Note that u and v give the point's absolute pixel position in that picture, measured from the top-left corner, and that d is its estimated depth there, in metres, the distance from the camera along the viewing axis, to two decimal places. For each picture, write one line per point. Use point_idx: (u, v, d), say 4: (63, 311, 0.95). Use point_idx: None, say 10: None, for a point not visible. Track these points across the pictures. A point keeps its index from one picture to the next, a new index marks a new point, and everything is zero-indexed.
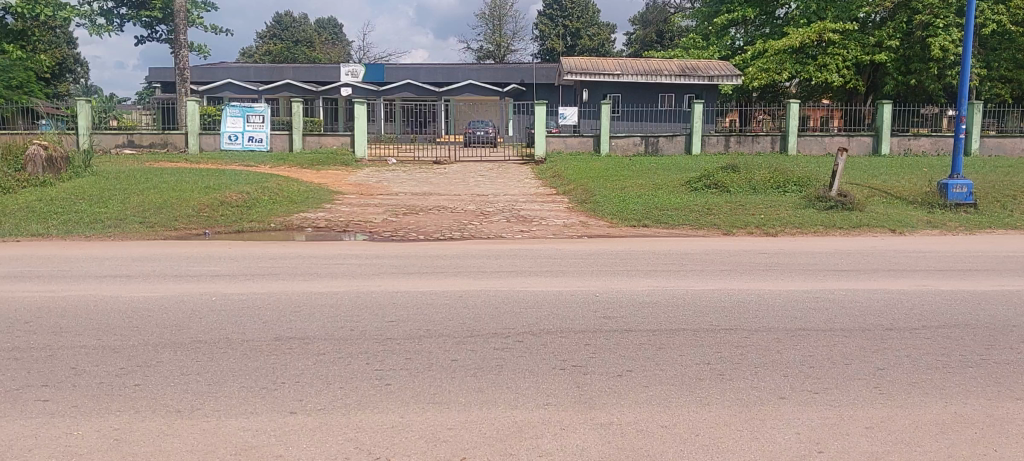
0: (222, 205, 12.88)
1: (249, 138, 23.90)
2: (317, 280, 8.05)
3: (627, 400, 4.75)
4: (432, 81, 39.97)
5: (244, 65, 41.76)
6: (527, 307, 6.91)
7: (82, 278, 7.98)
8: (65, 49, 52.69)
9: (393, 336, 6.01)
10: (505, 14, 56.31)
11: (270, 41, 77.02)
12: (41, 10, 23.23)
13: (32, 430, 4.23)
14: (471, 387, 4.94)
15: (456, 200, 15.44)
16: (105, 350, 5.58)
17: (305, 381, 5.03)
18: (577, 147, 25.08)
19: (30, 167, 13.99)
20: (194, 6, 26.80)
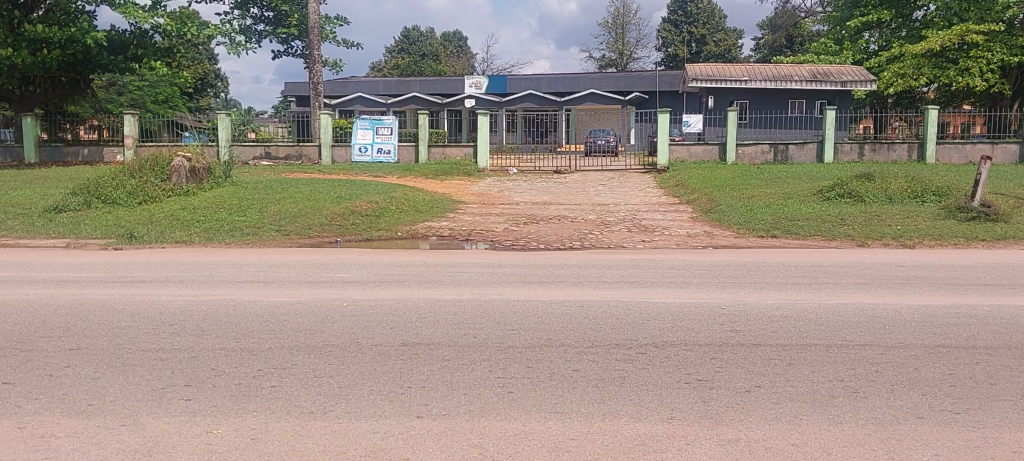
0: (352, 214, 13.28)
1: (378, 150, 24.61)
2: (441, 287, 8.21)
3: (755, 416, 4.62)
4: (554, 91, 40.21)
5: (373, 79, 43.09)
6: (651, 318, 6.83)
7: (223, 284, 8.36)
8: (209, 66, 55.74)
9: (516, 344, 6.05)
10: (628, 22, 56.00)
11: (398, 55, 79.30)
12: (188, 29, 24.51)
13: (176, 428, 4.45)
14: (595, 398, 4.90)
15: (577, 209, 15.44)
16: (245, 351, 5.85)
17: (429, 387, 5.11)
18: (701, 156, 24.68)
19: (175, 177, 14.80)
20: (327, 22, 27.74)
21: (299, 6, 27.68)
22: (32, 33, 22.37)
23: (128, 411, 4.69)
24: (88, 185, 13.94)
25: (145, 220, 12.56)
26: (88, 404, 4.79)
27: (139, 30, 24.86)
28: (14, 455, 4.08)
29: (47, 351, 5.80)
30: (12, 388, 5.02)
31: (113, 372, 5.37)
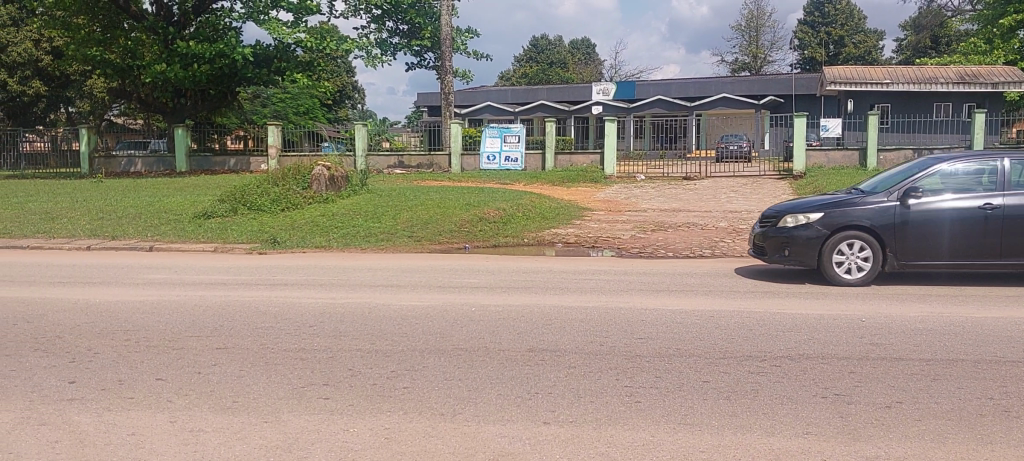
0: (481, 221, 13.48)
1: (505, 159, 24.89)
2: (569, 295, 8.23)
3: (896, 433, 4.43)
4: (684, 96, 39.73)
5: (502, 88, 43.78)
6: (784, 330, 6.63)
7: (357, 287, 8.67)
8: (345, 78, 57.86)
9: (643, 353, 6.01)
10: (762, 24, 54.65)
11: (526, 64, 80.10)
12: (327, 44, 25.48)
13: (315, 425, 4.64)
14: (724, 410, 4.82)
15: (708, 217, 15.17)
16: (379, 353, 6.04)
17: (556, 393, 5.14)
18: (839, 162, 23.81)
19: (316, 185, 15.44)
20: (459, 34, 28.29)
21: (433, 20, 28.35)
22: (184, 49, 23.83)
23: (271, 408, 4.93)
24: (234, 193, 14.65)
25: (287, 226, 13.16)
26: (235, 401, 5.05)
27: (282, 45, 25.92)
28: (167, 447, 4.34)
29: (196, 349, 6.16)
30: (164, 384, 5.35)
31: (258, 371, 5.65)
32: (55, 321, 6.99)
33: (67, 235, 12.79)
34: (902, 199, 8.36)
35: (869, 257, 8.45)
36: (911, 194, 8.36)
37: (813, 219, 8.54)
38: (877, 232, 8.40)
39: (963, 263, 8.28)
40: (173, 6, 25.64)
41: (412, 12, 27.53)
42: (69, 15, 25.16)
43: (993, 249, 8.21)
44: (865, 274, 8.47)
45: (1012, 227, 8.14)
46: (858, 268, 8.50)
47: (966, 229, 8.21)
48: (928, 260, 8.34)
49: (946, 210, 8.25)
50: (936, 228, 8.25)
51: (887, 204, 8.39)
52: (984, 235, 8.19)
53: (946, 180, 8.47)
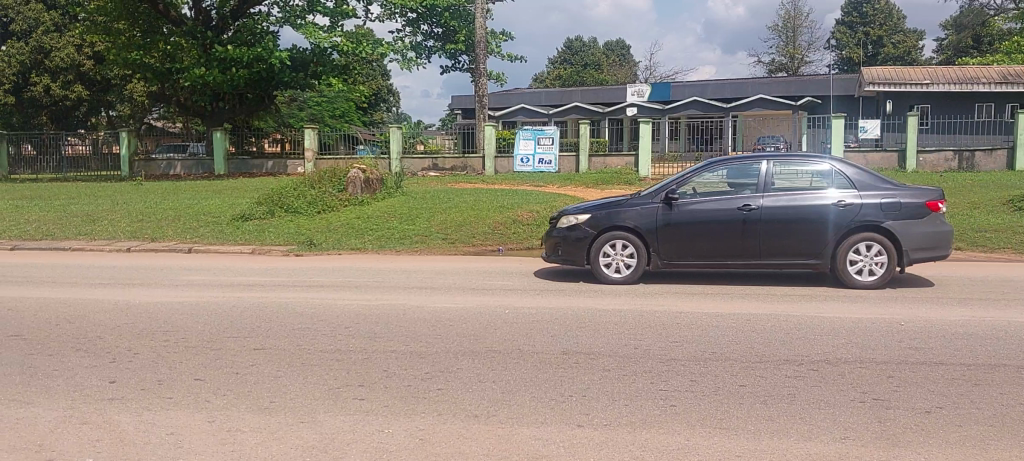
0: (514, 223, 13.48)
1: (539, 161, 24.85)
2: (603, 297, 8.21)
3: (936, 439, 4.36)
4: (719, 97, 39.45)
5: (536, 90, 43.78)
6: (822, 334, 6.56)
7: (392, 289, 8.72)
8: (381, 81, 58.18)
9: (678, 356, 5.97)
10: (799, 25, 54.11)
11: (560, 66, 80.01)
12: (362, 48, 25.66)
13: (350, 426, 4.68)
14: (761, 415, 4.78)
15: None
16: (414, 355, 6.07)
17: (591, 396, 5.13)
18: (878, 164, 23.52)
19: (351, 187, 15.54)
20: (493, 36, 28.34)
21: (467, 22, 28.43)
22: (222, 53, 24.14)
23: (308, 408, 4.98)
24: (272, 196, 14.80)
25: (323, 228, 13.27)
26: (271, 401, 5.10)
27: (318, 49, 26.10)
28: (204, 447, 4.40)
29: (234, 350, 6.23)
30: (202, 384, 5.42)
31: (294, 371, 5.71)
32: (97, 322, 7.11)
33: (108, 236, 13.02)
34: (663, 200, 8.74)
35: (631, 256, 8.82)
36: (671, 196, 8.72)
37: (581, 219, 8.92)
38: (639, 232, 8.76)
39: (718, 264, 8.64)
40: (211, 11, 26.00)
41: (447, 15, 27.61)
42: (109, 20, 25.62)
43: (747, 249, 8.55)
44: (627, 273, 8.83)
45: (768, 228, 8.46)
46: (622, 267, 8.87)
47: (727, 231, 8.54)
48: (688, 259, 8.69)
49: (703, 210, 8.61)
50: (693, 229, 8.61)
51: (651, 205, 8.75)
52: (744, 236, 8.52)
53: (710, 183, 8.82)
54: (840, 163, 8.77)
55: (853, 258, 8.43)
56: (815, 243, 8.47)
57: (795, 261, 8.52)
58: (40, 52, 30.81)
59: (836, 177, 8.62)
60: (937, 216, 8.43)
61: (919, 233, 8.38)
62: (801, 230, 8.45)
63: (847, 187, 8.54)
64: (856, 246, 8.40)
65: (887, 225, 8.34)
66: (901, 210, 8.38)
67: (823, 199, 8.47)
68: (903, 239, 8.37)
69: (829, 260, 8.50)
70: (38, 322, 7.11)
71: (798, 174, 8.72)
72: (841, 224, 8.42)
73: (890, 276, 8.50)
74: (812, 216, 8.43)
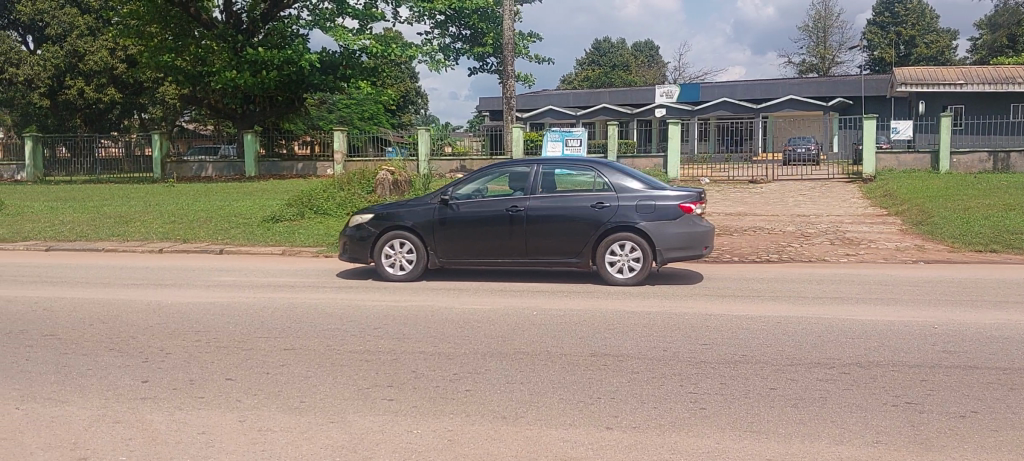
0: None
1: None
2: (632, 299, 8.19)
3: (971, 444, 4.30)
4: (749, 98, 39.18)
5: (565, 91, 43.75)
6: (854, 337, 6.49)
7: (421, 290, 8.76)
8: (409, 84, 58.43)
9: (707, 359, 5.94)
10: (830, 25, 53.59)
11: (588, 67, 79.87)
12: (391, 50, 25.78)
13: (380, 426, 4.70)
14: (791, 418, 4.74)
15: (774, 221, 14.92)
16: (443, 356, 6.09)
17: (619, 399, 5.11)
18: (910, 165, 23.26)
19: (380, 189, 15.63)
20: (522, 38, 28.37)
21: (496, 24, 28.39)
22: (253, 56, 24.37)
23: (338, 408, 5.01)
24: (302, 197, 14.91)
25: None
26: (301, 401, 5.13)
27: (348, 52, 26.24)
28: (236, 446, 4.44)
29: (265, 350, 6.29)
30: (233, 384, 5.47)
31: (324, 371, 5.74)
32: (130, 322, 7.21)
33: (140, 237, 13.20)
34: (439, 202, 9.12)
35: (410, 255, 9.22)
36: (446, 198, 9.12)
37: (365, 219, 9.31)
38: (416, 232, 9.17)
39: (489, 262, 9.04)
40: (242, 14, 26.26)
41: (475, 18, 27.67)
42: (142, 24, 25.97)
43: (515, 248, 8.94)
44: (406, 271, 9.20)
45: (533, 228, 8.84)
46: (402, 265, 9.25)
47: (496, 230, 8.93)
48: (462, 258, 9.10)
49: (475, 212, 8.99)
50: (465, 230, 9.00)
51: (428, 206, 9.14)
52: (511, 235, 8.90)
53: (485, 185, 9.22)
54: (605, 167, 9.14)
55: (611, 258, 8.80)
56: (577, 242, 8.83)
57: (558, 259, 8.90)
58: (74, 56, 31.27)
59: (598, 179, 9.02)
60: (690, 217, 8.76)
61: (671, 234, 8.73)
62: (561, 230, 8.82)
63: (607, 190, 8.90)
64: (614, 245, 8.77)
65: (641, 226, 8.67)
66: (655, 212, 8.73)
67: (582, 201, 8.84)
68: (656, 239, 8.73)
69: (589, 259, 8.86)
70: (73, 321, 7.22)
71: (566, 177, 9.09)
72: (599, 224, 8.78)
73: (648, 273, 8.87)
74: (570, 217, 8.80)
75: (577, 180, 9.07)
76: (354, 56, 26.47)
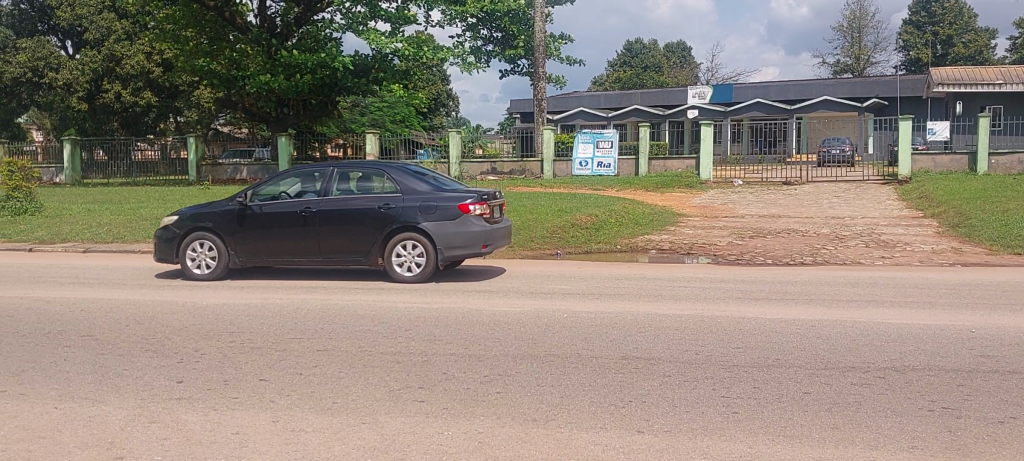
0: (572, 226, 13.37)
1: (598, 164, 24.92)
2: (663, 302, 8.15)
3: (1010, 450, 4.22)
4: (783, 98, 38.83)
5: (596, 93, 43.67)
6: (889, 341, 6.41)
7: (450, 292, 8.77)
8: (440, 85, 58.59)
9: (740, 362, 5.89)
10: (865, 25, 52.94)
11: (620, 69, 79.60)
12: (423, 53, 25.85)
13: (411, 428, 4.71)
14: (825, 423, 4.69)
15: (808, 223, 14.77)
16: (473, 357, 6.10)
17: (651, 402, 5.09)
18: (947, 166, 22.92)
19: None
20: (553, 40, 28.36)
21: (527, 27, 28.46)
22: (287, 59, 24.59)
23: (369, 409, 5.04)
24: None
25: None
26: (333, 402, 5.17)
27: (380, 55, 26.32)
28: (269, 446, 4.48)
29: (298, 351, 6.34)
30: (267, 384, 5.52)
31: (355, 373, 5.78)
32: (165, 323, 7.30)
33: None
34: (237, 204, 9.61)
35: (209, 256, 9.75)
36: (246, 201, 9.61)
37: (169, 221, 9.83)
38: (217, 233, 9.69)
39: (286, 261, 9.53)
40: (276, 19, 26.49)
41: (507, 20, 27.70)
42: (178, 28, 26.32)
43: (306, 248, 9.42)
44: (208, 270, 9.72)
45: (321, 228, 9.32)
46: (208, 264, 9.77)
47: (288, 230, 9.43)
48: (260, 258, 9.60)
49: (272, 213, 9.50)
50: (262, 229, 9.51)
51: (228, 209, 9.65)
52: (302, 235, 9.39)
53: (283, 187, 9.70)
54: (397, 169, 9.56)
55: (397, 257, 9.24)
56: (363, 242, 9.28)
57: (347, 258, 9.36)
58: (112, 60, 31.77)
59: (387, 181, 9.47)
60: (467, 218, 9.13)
61: (455, 234, 9.11)
62: (350, 231, 9.29)
63: (395, 192, 9.33)
64: (399, 244, 9.20)
65: (420, 226, 9.09)
66: (435, 213, 9.12)
67: (368, 203, 9.29)
68: (437, 239, 9.12)
69: (376, 257, 9.31)
70: (109, 322, 7.33)
71: (361, 180, 9.55)
72: (385, 225, 9.21)
73: (432, 271, 9.29)
74: (356, 217, 9.26)
75: (367, 182, 9.53)
76: (387, 59, 26.49)
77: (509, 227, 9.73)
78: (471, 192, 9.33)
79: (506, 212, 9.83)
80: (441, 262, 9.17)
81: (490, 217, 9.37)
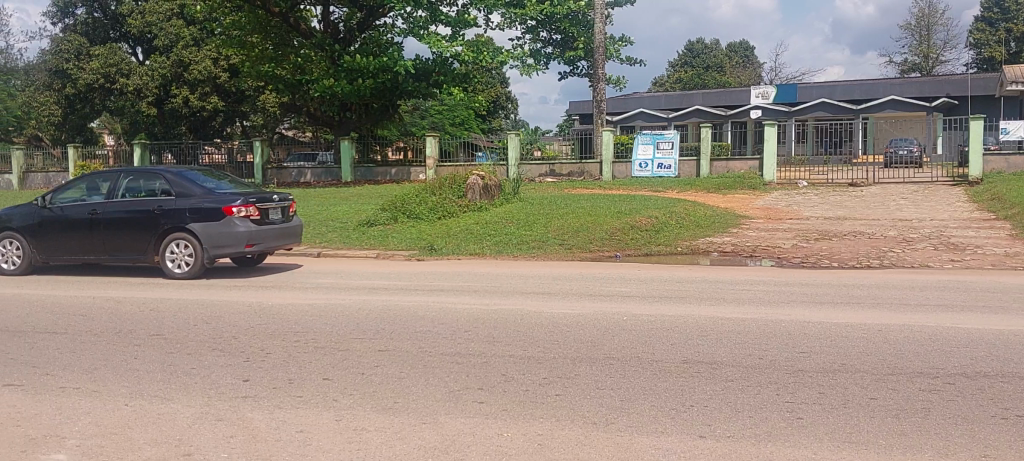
0: (632, 228, 13.29)
1: (658, 166, 24.68)
2: (725, 305, 8.04)
3: None
4: (848, 98, 38.07)
5: (656, 93, 43.38)
6: (961, 346, 6.22)
7: (509, 294, 8.79)
8: (499, 88, 58.74)
9: (805, 367, 5.78)
10: (935, 22, 51.62)
11: (681, 69, 78.88)
12: (483, 56, 25.96)
13: (471, 428, 4.73)
14: (892, 429, 4.58)
15: (875, 225, 14.44)
16: (531, 360, 6.10)
17: (712, 407, 5.02)
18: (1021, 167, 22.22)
19: (471, 194, 15.71)
20: (613, 41, 28.24)
21: (587, 29, 28.40)
22: (350, 63, 24.91)
23: (429, 409, 5.07)
24: (396, 202, 15.21)
25: (444, 233, 13.50)
26: (393, 402, 5.22)
27: (440, 59, 26.52)
28: (332, 445, 4.54)
29: (360, 351, 6.41)
30: (330, 384, 5.60)
31: (416, 373, 5.82)
32: (231, 322, 7.45)
33: None
34: (38, 207, 10.50)
35: (15, 252, 10.65)
36: (45, 204, 10.49)
37: None
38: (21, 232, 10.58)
39: (77, 258, 10.36)
40: (339, 24, 26.92)
41: (566, 22, 27.68)
42: (244, 34, 26.87)
43: (93, 248, 10.26)
44: (14, 265, 10.59)
45: (104, 229, 10.15)
46: (12, 259, 10.63)
47: (77, 230, 10.27)
48: (56, 257, 10.45)
49: (65, 215, 10.36)
50: (56, 230, 10.36)
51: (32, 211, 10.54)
52: (87, 235, 10.23)
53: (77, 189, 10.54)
54: (176, 174, 10.32)
55: (170, 254, 10.01)
56: (140, 241, 10.08)
57: (127, 256, 10.16)
58: (180, 66, 32.55)
59: (161, 185, 10.24)
60: (230, 220, 9.84)
61: (219, 234, 9.83)
62: (130, 230, 10.08)
63: (167, 195, 10.08)
64: (170, 243, 9.97)
65: (186, 227, 9.83)
66: (201, 214, 9.84)
67: (145, 206, 10.06)
68: (204, 238, 9.85)
69: (152, 255, 10.10)
70: (178, 322, 7.50)
71: (144, 183, 10.34)
72: (158, 225, 9.98)
73: (200, 268, 9.98)
74: (132, 220, 10.06)
75: (148, 186, 10.31)
76: (447, 63, 26.72)
77: (284, 228, 10.38)
78: (238, 195, 10.04)
79: (283, 215, 10.48)
80: (206, 260, 9.88)
81: (256, 218, 10.06)
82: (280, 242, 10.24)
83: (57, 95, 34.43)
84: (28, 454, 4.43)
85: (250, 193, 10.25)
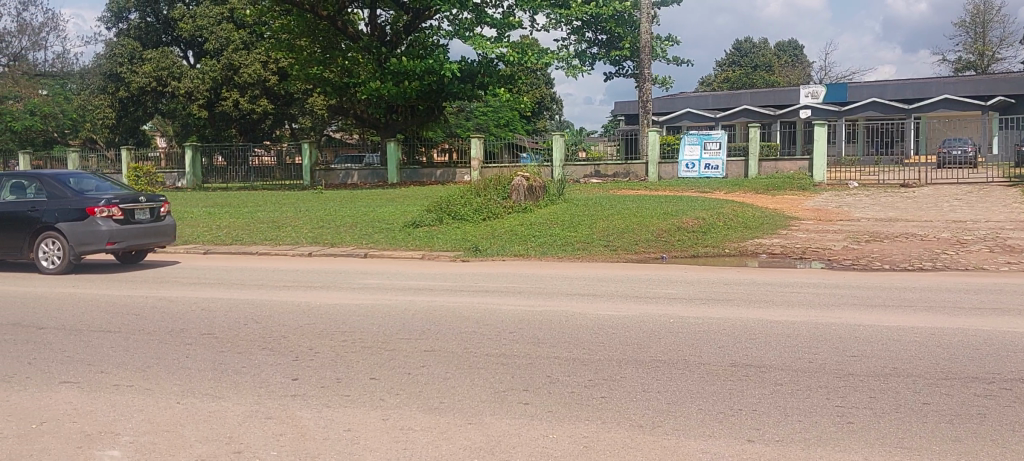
0: (679, 230, 13.19)
1: (705, 166, 24.41)
2: (775, 308, 7.93)
3: None
4: (900, 97, 37.39)
5: (703, 94, 43.04)
6: (1019, 351, 6.06)
7: (555, 295, 8.77)
8: (545, 89, 58.73)
9: (856, 371, 5.68)
10: (990, 19, 50.46)
11: (728, 69, 78.12)
12: (528, 57, 25.96)
13: (517, 429, 4.73)
14: (946, 434, 4.48)
15: (928, 227, 14.15)
16: (577, 361, 6.07)
17: (761, 411, 4.95)
18: None
19: (515, 195, 15.73)
20: (659, 41, 28.07)
21: (633, 29, 28.29)
22: (396, 66, 25.07)
23: (475, 410, 5.07)
24: (440, 203, 15.30)
25: (489, 234, 13.53)
26: (440, 402, 5.23)
27: (485, 60, 26.59)
28: (379, 443, 4.57)
29: (406, 351, 6.44)
30: (377, 383, 5.64)
31: (462, 373, 5.84)
32: (281, 322, 7.53)
33: (291, 242, 13.80)
34: None
35: None
36: None
37: None
38: None
39: None
40: (386, 27, 27.09)
41: (612, 23, 27.56)
42: (293, 38, 27.23)
43: None
44: None
45: None
46: None
47: None
48: None
49: None
50: None
51: None
52: None
53: None
54: (53, 177, 11.11)
55: (41, 251, 10.79)
56: (17, 239, 10.86)
57: (6, 254, 10.95)
58: (231, 69, 33.04)
59: (39, 187, 11.02)
60: (92, 220, 10.58)
61: (82, 232, 10.57)
62: (9, 230, 10.87)
63: (41, 197, 10.86)
64: (41, 241, 10.74)
65: (53, 226, 10.60)
66: (67, 215, 10.62)
67: (22, 207, 10.86)
68: (69, 237, 10.61)
69: (28, 252, 10.87)
70: (229, 321, 7.61)
71: (25, 186, 11.15)
72: (33, 224, 10.75)
73: (67, 265, 10.77)
74: (10, 220, 10.86)
75: (29, 188, 11.11)
76: (492, 64, 26.78)
77: (149, 228, 11.13)
78: (104, 197, 10.79)
79: (151, 215, 11.23)
80: (71, 258, 10.67)
81: (120, 219, 10.80)
82: (144, 239, 10.97)
83: (112, 98, 35.17)
84: (84, 450, 4.52)
85: (118, 195, 11.00)
